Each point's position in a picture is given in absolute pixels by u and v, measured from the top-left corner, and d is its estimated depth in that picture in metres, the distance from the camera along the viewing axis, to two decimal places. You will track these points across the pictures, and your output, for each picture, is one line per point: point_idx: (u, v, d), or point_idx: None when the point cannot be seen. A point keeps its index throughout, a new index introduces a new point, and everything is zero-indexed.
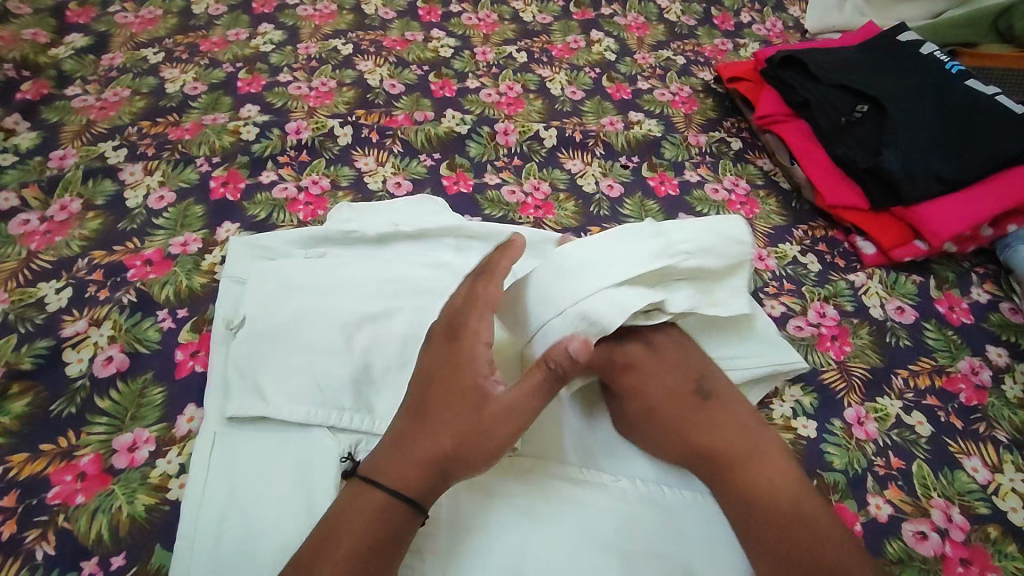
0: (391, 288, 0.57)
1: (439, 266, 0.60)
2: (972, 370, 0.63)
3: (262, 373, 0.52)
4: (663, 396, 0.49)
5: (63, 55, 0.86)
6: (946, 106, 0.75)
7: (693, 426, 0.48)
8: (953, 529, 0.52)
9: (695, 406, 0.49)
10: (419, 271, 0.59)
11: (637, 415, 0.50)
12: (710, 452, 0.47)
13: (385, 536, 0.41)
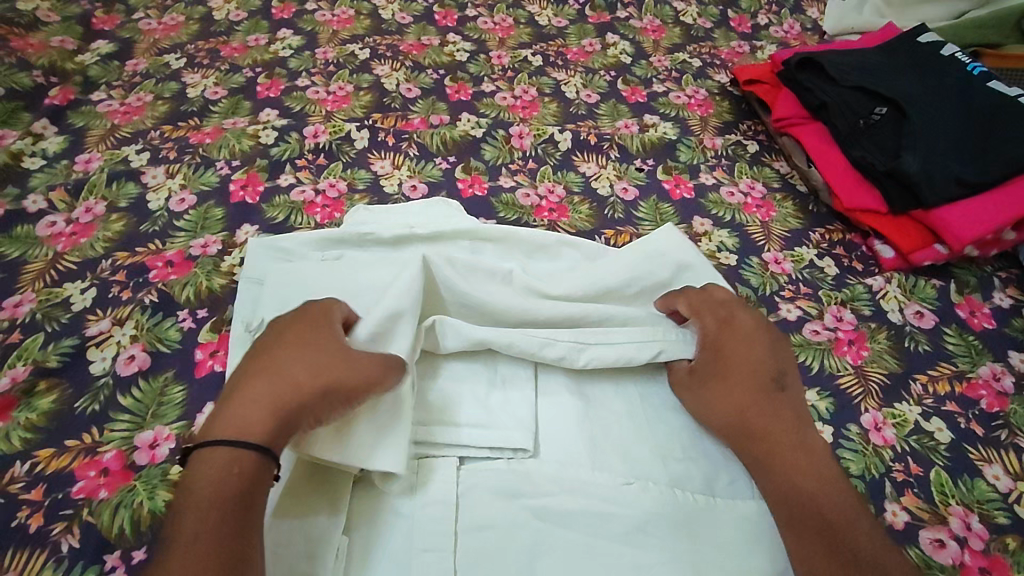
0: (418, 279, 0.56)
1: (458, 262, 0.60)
2: (993, 376, 0.62)
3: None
4: (737, 372, 0.52)
5: (89, 62, 0.88)
6: (967, 109, 0.74)
7: (755, 403, 0.51)
8: (972, 538, 0.51)
9: (767, 388, 0.52)
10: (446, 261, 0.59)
11: (706, 386, 0.53)
12: (761, 431, 0.50)
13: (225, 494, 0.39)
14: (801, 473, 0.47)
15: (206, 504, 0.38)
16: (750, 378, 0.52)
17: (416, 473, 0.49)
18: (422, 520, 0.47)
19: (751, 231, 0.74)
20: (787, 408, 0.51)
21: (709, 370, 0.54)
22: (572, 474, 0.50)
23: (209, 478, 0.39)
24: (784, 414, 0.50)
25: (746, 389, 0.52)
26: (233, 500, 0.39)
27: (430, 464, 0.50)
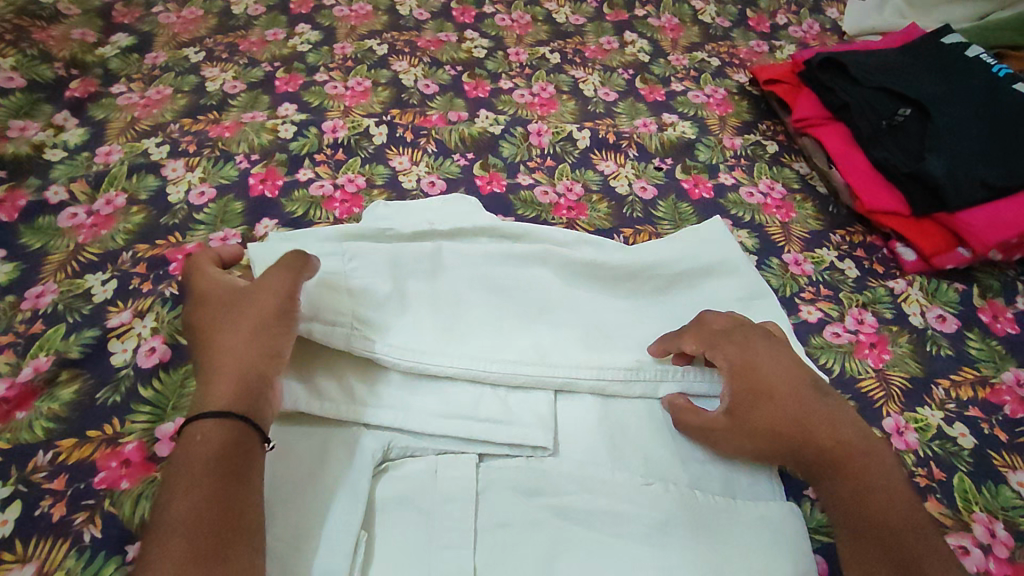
0: (439, 300, 0.56)
1: (474, 267, 0.60)
2: (1017, 382, 0.61)
3: (319, 367, 0.53)
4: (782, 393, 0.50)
5: (109, 54, 0.88)
6: (992, 111, 0.73)
7: (812, 416, 0.49)
8: (997, 545, 0.50)
9: (810, 395, 0.50)
10: (465, 273, 0.59)
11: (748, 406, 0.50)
12: (834, 448, 0.47)
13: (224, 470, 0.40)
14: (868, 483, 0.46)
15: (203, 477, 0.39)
16: (799, 394, 0.50)
17: (436, 469, 0.49)
18: (441, 516, 0.47)
19: (770, 232, 0.73)
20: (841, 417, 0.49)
21: (752, 397, 0.50)
22: (591, 473, 0.50)
23: (197, 454, 0.40)
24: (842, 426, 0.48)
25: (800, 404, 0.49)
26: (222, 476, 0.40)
27: (449, 460, 0.50)
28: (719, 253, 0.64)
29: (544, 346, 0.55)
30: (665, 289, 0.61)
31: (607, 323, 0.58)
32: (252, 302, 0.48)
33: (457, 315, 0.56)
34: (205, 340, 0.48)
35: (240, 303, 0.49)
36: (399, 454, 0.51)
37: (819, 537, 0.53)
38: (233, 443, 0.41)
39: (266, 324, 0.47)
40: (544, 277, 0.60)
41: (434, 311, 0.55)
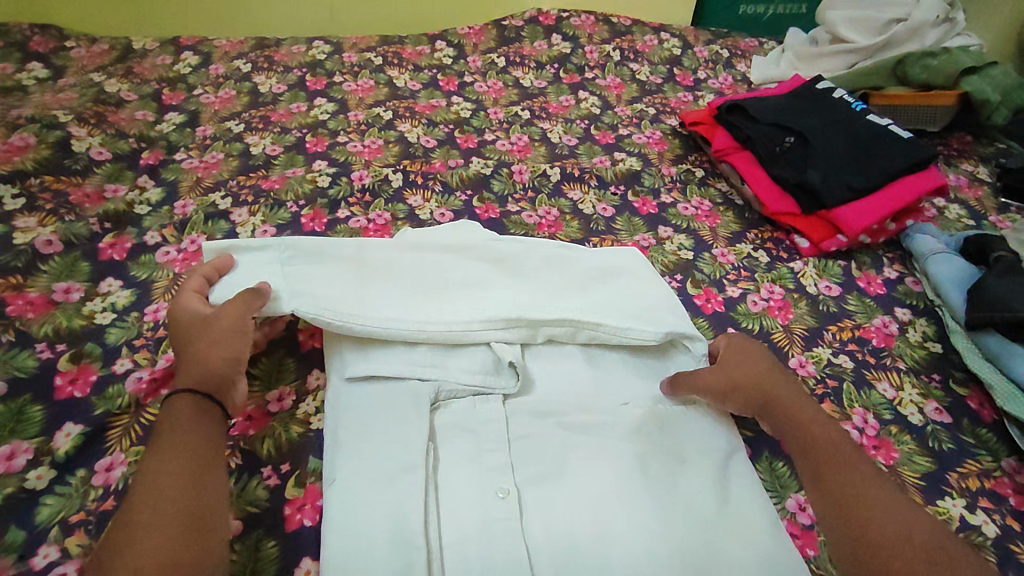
0: (359, 275, 0.73)
1: (418, 265, 0.77)
2: (883, 325, 0.85)
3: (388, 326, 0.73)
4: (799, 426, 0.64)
5: (167, 130, 1.09)
6: (854, 135, 1.00)
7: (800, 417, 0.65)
8: (868, 428, 0.71)
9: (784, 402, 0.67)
10: (381, 259, 0.77)
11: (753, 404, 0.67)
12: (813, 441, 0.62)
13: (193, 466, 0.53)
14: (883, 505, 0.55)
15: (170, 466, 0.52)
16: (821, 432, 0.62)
17: (475, 405, 0.69)
18: (485, 432, 0.66)
19: (702, 235, 0.97)
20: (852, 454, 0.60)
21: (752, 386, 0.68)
22: (583, 400, 0.71)
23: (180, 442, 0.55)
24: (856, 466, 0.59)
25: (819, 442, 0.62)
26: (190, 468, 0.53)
27: (483, 398, 0.69)
28: (634, 256, 0.85)
29: (426, 304, 0.72)
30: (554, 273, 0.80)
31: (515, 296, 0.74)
32: (220, 317, 0.65)
33: (369, 288, 0.72)
34: (183, 348, 0.64)
35: (209, 320, 0.65)
36: (446, 396, 0.69)
37: (746, 433, 0.73)
38: (201, 441, 0.56)
39: (229, 334, 0.64)
40: (443, 258, 0.79)
41: (352, 286, 0.72)
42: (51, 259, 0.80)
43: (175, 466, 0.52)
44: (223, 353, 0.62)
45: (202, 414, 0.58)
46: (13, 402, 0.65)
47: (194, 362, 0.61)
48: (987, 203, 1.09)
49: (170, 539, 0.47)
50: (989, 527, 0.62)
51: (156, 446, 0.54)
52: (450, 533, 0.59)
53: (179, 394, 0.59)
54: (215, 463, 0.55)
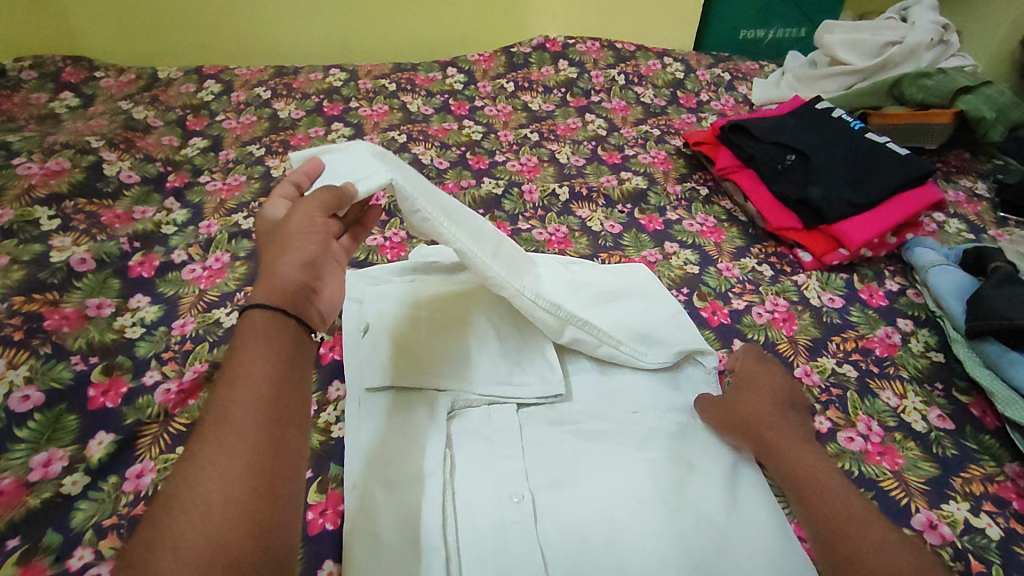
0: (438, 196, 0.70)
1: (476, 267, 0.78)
2: (885, 335, 0.87)
3: (404, 334, 0.75)
4: (789, 462, 0.65)
5: (192, 154, 1.14)
6: (852, 153, 1.03)
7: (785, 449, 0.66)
8: (871, 435, 0.73)
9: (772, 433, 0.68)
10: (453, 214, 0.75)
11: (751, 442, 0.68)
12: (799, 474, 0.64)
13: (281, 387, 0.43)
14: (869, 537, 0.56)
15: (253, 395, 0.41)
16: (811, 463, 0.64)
17: (489, 413, 0.72)
18: (498, 439, 0.69)
19: (707, 250, 1.00)
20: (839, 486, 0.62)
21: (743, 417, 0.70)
22: (594, 409, 0.74)
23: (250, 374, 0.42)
24: (841, 498, 0.60)
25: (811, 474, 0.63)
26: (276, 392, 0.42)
27: (497, 407, 0.72)
28: (641, 272, 0.90)
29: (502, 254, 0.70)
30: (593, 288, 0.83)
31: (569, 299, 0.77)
32: (291, 218, 0.53)
33: (451, 209, 0.69)
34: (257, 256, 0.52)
35: (281, 222, 0.53)
36: (461, 406, 0.72)
37: None
38: (298, 355, 0.46)
39: (302, 236, 0.52)
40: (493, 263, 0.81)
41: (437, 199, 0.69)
42: (84, 276, 0.84)
43: (251, 395, 0.41)
44: (302, 254, 0.51)
45: (272, 337, 0.45)
46: (50, 411, 0.68)
47: (268, 270, 0.49)
48: (986, 217, 1.11)
49: (243, 504, 0.37)
50: (993, 530, 0.64)
51: (237, 362, 0.43)
52: (465, 531, 0.61)
53: (252, 307, 0.46)
54: (292, 415, 0.42)
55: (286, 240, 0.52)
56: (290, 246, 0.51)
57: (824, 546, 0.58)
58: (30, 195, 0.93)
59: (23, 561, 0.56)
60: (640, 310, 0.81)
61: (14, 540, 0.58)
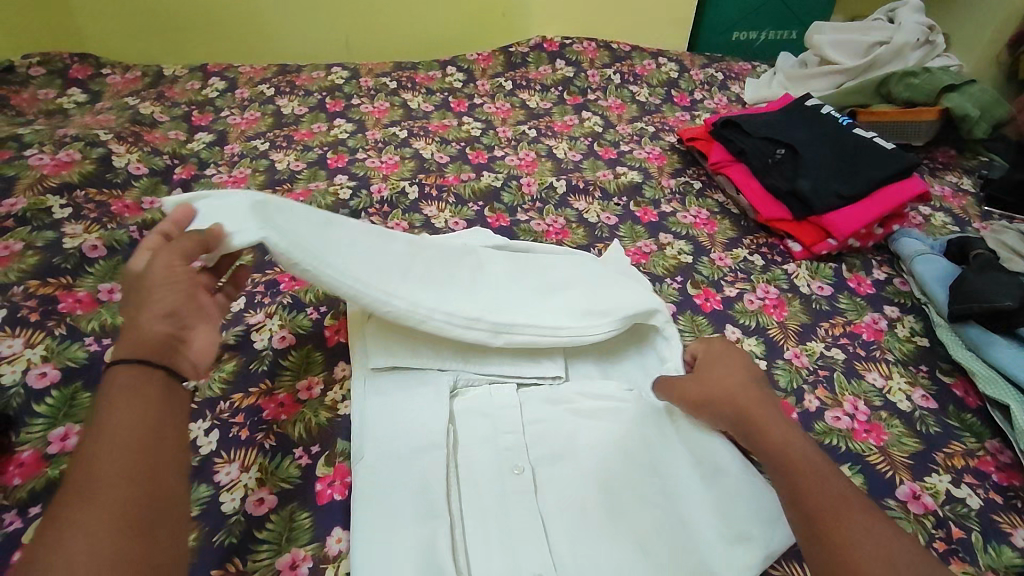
0: (320, 231, 0.68)
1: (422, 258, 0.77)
2: (872, 321, 0.90)
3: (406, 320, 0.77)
4: (778, 442, 0.60)
5: (197, 148, 1.16)
6: (841, 147, 1.07)
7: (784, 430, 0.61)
8: (858, 414, 0.76)
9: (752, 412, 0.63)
10: (352, 228, 0.72)
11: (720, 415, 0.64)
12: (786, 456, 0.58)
13: (153, 428, 0.45)
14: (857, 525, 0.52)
15: (119, 440, 0.44)
16: (810, 459, 0.58)
17: (491, 391, 0.74)
18: (501, 416, 0.71)
19: (701, 241, 1.03)
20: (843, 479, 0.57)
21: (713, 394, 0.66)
22: (590, 385, 0.75)
23: (115, 423, 0.44)
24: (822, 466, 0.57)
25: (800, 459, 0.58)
26: (147, 436, 0.45)
27: (498, 386, 0.74)
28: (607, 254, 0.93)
29: (406, 286, 0.69)
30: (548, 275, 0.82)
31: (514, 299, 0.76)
32: (152, 265, 0.54)
33: (331, 243, 0.68)
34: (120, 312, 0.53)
35: (141, 272, 0.54)
36: (463, 384, 0.74)
37: None
38: (169, 396, 0.48)
39: (166, 284, 0.53)
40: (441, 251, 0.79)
41: (314, 236, 0.67)
42: (95, 262, 0.86)
43: (119, 450, 0.43)
44: (163, 306, 0.52)
45: (141, 395, 0.47)
46: (65, 389, 0.70)
47: (131, 325, 0.51)
48: (971, 211, 1.15)
49: (110, 539, 0.39)
50: (973, 499, 0.67)
51: (95, 431, 0.44)
52: (475, 535, 0.60)
53: (118, 369, 0.48)
54: (165, 451, 0.45)
55: (141, 294, 0.52)
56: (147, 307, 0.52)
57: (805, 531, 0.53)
58: (42, 185, 0.95)
59: None
60: (581, 293, 0.80)
61: (35, 509, 0.60)
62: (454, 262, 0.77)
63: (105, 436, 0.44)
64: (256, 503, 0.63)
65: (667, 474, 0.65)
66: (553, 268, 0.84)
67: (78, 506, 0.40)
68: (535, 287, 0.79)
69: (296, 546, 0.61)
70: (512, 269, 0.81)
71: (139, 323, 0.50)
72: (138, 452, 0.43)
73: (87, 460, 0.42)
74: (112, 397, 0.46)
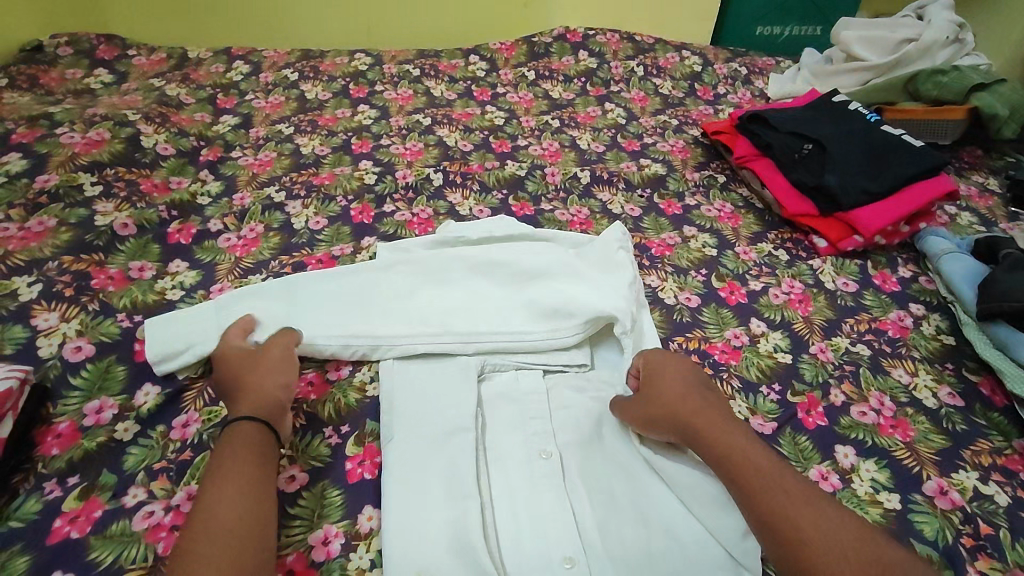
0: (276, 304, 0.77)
1: (388, 287, 0.81)
2: (898, 318, 0.90)
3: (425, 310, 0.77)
4: (724, 449, 0.59)
5: (223, 131, 1.17)
6: (869, 144, 1.06)
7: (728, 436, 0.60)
8: (884, 409, 0.76)
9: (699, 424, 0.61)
10: (303, 282, 0.80)
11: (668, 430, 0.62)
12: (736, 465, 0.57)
13: (262, 478, 0.56)
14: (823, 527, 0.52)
15: (239, 485, 0.54)
16: (755, 462, 0.57)
17: (518, 377, 0.74)
18: (529, 401, 0.71)
19: (725, 235, 1.03)
20: (791, 470, 0.57)
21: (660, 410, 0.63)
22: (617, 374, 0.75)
23: (236, 470, 0.55)
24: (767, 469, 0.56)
25: (753, 466, 0.57)
26: (258, 482, 0.55)
27: (525, 372, 0.75)
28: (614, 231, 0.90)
29: (355, 323, 0.76)
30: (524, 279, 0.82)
31: (479, 313, 0.78)
32: (269, 350, 0.67)
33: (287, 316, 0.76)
34: (233, 378, 0.65)
35: (259, 352, 0.67)
36: (490, 370, 0.75)
37: (769, 413, 0.74)
38: (270, 452, 0.59)
39: (280, 365, 0.66)
40: (409, 275, 0.82)
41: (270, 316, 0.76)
42: (126, 240, 0.87)
43: (238, 495, 0.53)
44: (280, 382, 0.65)
45: (255, 449, 0.57)
46: (100, 363, 0.71)
47: (253, 388, 0.63)
48: (998, 211, 1.14)
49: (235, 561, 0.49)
50: (1000, 496, 0.67)
51: (217, 478, 0.54)
52: (506, 533, 0.60)
53: (242, 422, 0.59)
54: (269, 496, 0.55)
55: (261, 370, 0.65)
56: (264, 378, 0.64)
57: (776, 545, 0.52)
58: (73, 162, 0.96)
59: (83, 497, 0.60)
60: (545, 291, 0.79)
61: (74, 479, 0.62)
62: (412, 279, 0.82)
63: (225, 483, 0.54)
64: (287, 480, 0.64)
65: (691, 482, 0.61)
66: (535, 267, 0.83)
67: (207, 536, 0.49)
68: (507, 297, 0.80)
69: (327, 522, 0.61)
70: (484, 279, 0.82)
71: (261, 392, 0.63)
72: (252, 497, 0.54)
73: (211, 500, 0.52)
74: (234, 448, 0.57)
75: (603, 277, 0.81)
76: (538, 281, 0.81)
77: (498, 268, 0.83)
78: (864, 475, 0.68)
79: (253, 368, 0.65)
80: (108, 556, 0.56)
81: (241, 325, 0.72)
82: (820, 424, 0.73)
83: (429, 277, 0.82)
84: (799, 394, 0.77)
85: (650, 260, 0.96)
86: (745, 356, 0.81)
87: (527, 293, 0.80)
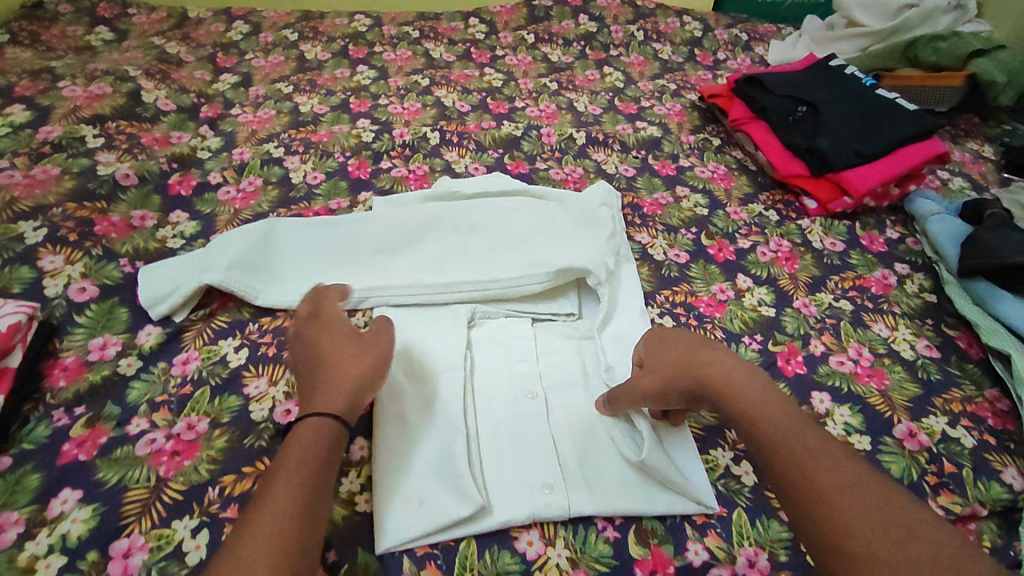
0: (259, 248, 0.79)
1: (374, 240, 0.83)
2: (882, 276, 0.91)
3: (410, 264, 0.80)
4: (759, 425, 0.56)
5: (223, 88, 1.18)
6: (862, 108, 1.06)
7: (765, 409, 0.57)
8: (862, 359, 0.78)
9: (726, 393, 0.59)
10: (292, 230, 0.83)
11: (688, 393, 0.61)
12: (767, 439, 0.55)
13: (315, 482, 0.52)
14: (874, 524, 0.47)
15: (291, 489, 0.51)
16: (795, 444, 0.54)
17: (507, 323, 0.76)
18: (517, 346, 0.74)
19: (717, 195, 1.05)
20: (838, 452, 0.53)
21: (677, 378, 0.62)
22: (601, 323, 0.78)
23: (287, 473, 0.52)
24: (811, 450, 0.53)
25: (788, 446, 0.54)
26: (308, 487, 0.52)
27: (514, 319, 0.77)
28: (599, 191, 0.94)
29: (339, 276, 0.79)
30: (506, 235, 0.84)
31: (460, 265, 0.80)
32: (358, 339, 0.64)
33: (275, 262, 0.79)
34: (320, 365, 0.63)
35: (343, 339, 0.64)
36: (480, 317, 0.77)
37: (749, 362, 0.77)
38: (332, 455, 0.55)
39: (361, 358, 0.63)
40: (395, 227, 0.84)
41: (259, 260, 0.78)
42: (128, 190, 0.90)
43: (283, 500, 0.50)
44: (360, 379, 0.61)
45: (315, 451, 0.54)
46: (104, 303, 0.74)
47: (333, 380, 0.60)
48: (990, 177, 1.15)
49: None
50: (967, 439, 0.69)
51: (270, 479, 0.52)
52: (490, 464, 0.63)
53: (310, 419, 0.57)
54: (319, 505, 0.52)
55: (344, 360, 0.62)
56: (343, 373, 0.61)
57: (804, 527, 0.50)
58: (76, 115, 0.98)
59: (89, 425, 0.63)
60: (527, 249, 0.82)
61: (80, 408, 0.65)
62: (397, 230, 0.84)
63: (276, 485, 0.51)
64: (283, 413, 0.67)
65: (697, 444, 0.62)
66: (517, 226, 0.85)
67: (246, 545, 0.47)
68: (489, 251, 0.82)
69: None
70: (467, 233, 0.84)
71: (337, 389, 0.59)
72: (299, 504, 0.50)
73: (260, 503, 0.50)
74: (293, 446, 0.55)
75: (583, 235, 0.84)
76: (520, 238, 0.84)
77: (483, 225, 0.85)
78: (838, 419, 0.71)
79: (332, 357, 0.63)
80: (113, 477, 0.59)
81: (231, 273, 0.75)
82: (799, 372, 0.76)
83: (414, 229, 0.84)
84: (779, 344, 0.79)
85: (641, 218, 0.97)
86: (730, 309, 0.84)
87: (507, 248, 0.82)
